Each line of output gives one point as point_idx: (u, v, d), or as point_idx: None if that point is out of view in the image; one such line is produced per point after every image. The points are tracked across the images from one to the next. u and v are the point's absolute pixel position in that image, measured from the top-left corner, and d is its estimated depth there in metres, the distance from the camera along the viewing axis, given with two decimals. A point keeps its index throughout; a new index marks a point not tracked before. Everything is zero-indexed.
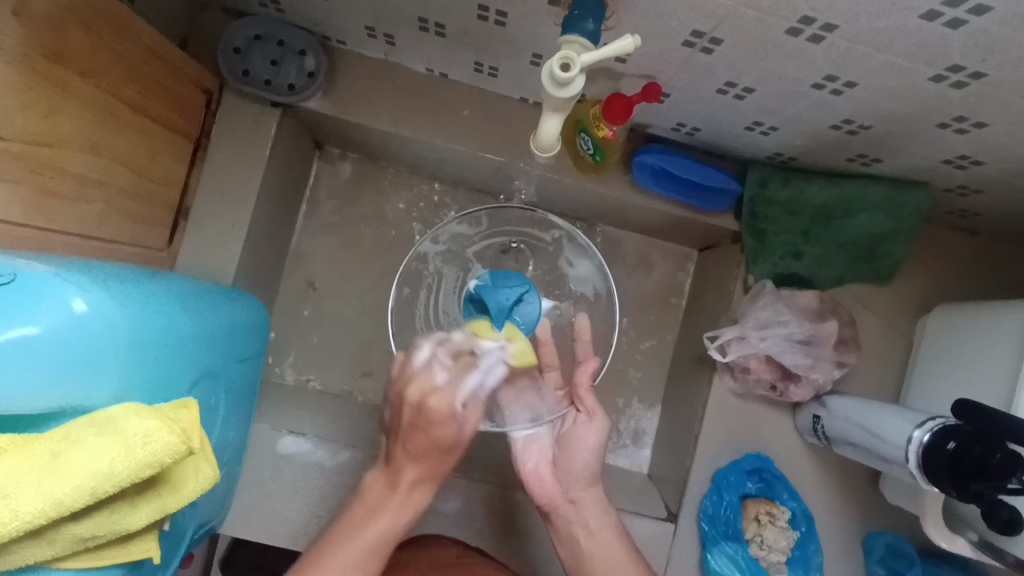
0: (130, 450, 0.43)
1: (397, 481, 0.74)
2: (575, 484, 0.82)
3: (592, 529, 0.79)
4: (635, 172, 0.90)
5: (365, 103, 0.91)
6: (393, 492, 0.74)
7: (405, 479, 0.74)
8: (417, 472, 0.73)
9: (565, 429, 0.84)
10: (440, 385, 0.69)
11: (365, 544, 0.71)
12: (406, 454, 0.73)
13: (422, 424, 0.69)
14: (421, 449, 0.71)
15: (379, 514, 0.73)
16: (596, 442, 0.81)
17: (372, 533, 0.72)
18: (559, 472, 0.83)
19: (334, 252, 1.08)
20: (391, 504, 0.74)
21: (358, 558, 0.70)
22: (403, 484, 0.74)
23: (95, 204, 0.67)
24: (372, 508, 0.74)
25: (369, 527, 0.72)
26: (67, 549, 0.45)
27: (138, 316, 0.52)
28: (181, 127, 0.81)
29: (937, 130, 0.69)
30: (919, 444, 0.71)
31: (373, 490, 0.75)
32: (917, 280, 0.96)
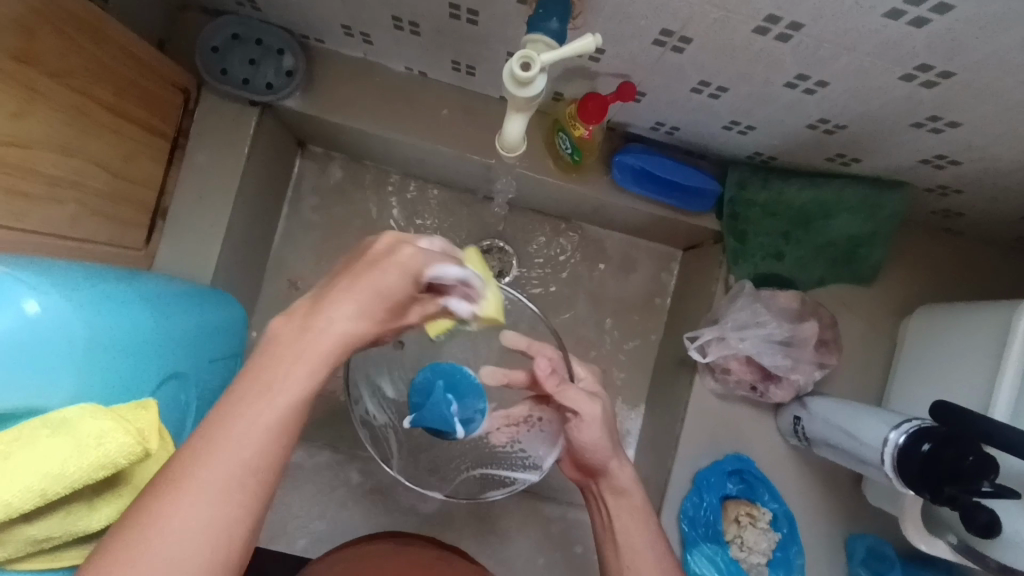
0: (84, 453, 0.43)
1: (326, 315, 0.46)
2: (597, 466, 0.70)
3: (616, 517, 0.69)
4: (615, 172, 0.89)
5: (344, 103, 0.91)
6: (313, 336, 0.46)
7: (344, 314, 0.46)
8: (364, 300, 0.46)
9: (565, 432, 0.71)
10: (425, 245, 0.49)
11: (261, 410, 0.43)
12: (362, 294, 0.46)
13: (367, 271, 0.47)
14: (372, 301, 0.47)
15: (297, 364, 0.45)
16: (598, 436, 0.68)
17: (279, 401, 0.43)
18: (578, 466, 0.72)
19: (317, 252, 1.07)
20: (319, 347, 0.45)
21: (248, 447, 0.42)
22: (323, 338, 0.46)
23: (67, 205, 0.67)
24: (279, 355, 0.45)
25: (285, 384, 0.44)
26: (20, 551, 0.45)
27: (98, 317, 0.52)
28: (158, 127, 0.81)
29: (912, 130, 0.69)
30: (893, 446, 0.70)
31: (283, 333, 0.46)
32: (901, 280, 0.95)
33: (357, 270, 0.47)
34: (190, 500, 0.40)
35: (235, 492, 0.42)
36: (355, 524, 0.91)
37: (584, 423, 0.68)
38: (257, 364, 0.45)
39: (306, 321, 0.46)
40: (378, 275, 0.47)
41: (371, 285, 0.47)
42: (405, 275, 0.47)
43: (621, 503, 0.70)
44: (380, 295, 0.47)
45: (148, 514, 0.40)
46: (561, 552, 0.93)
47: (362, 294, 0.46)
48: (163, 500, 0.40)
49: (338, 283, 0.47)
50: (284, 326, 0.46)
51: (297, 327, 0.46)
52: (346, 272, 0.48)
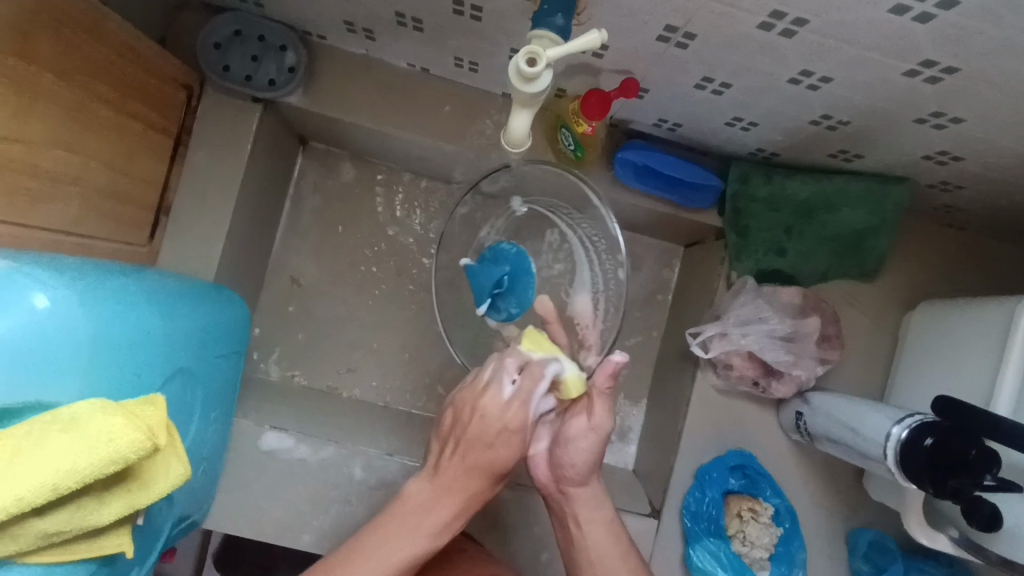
0: (94, 448, 0.43)
1: (424, 517, 0.73)
2: (569, 480, 0.77)
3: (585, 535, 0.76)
4: (617, 168, 0.89)
5: (347, 99, 0.91)
6: (443, 496, 0.73)
7: (443, 514, 0.73)
8: (456, 504, 0.73)
9: (558, 426, 0.77)
10: (507, 388, 0.70)
11: (391, 553, 0.71)
12: (435, 482, 0.74)
13: (467, 443, 0.72)
14: (473, 467, 0.72)
15: (406, 533, 0.72)
16: (590, 447, 0.74)
17: (393, 562, 0.70)
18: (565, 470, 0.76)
19: (319, 248, 1.08)
20: (438, 513, 0.73)
21: (381, 565, 0.70)
22: (439, 514, 0.73)
23: (71, 202, 0.67)
24: (407, 518, 0.73)
25: (399, 548, 0.71)
26: (31, 544, 0.45)
27: (104, 313, 0.52)
28: (161, 123, 0.81)
29: (914, 125, 0.69)
30: (896, 441, 0.71)
31: (419, 495, 0.74)
32: (902, 276, 0.96)
33: (461, 447, 0.72)
34: None
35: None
36: (360, 519, 0.91)
37: (582, 441, 0.74)
38: (393, 518, 0.73)
39: (434, 481, 0.74)
40: (471, 393, 0.72)
41: (471, 437, 0.71)
42: (516, 451, 0.71)
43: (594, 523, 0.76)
44: (446, 484, 0.73)
45: None
46: None
47: (473, 463, 0.72)
48: None
49: (445, 509, 0.73)
50: (417, 489, 0.75)
51: (425, 505, 0.74)
52: (456, 430, 0.73)
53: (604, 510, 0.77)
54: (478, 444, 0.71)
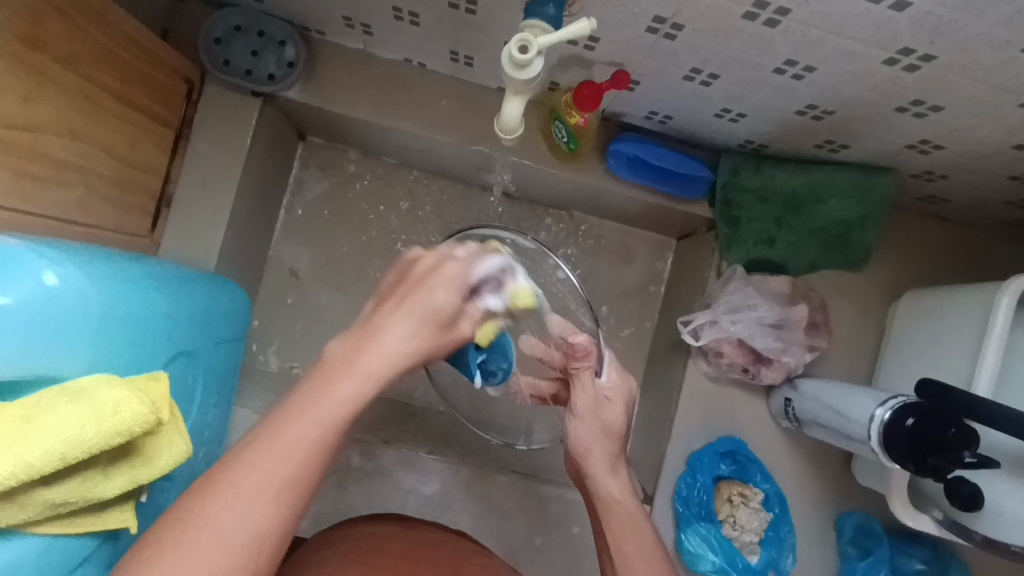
0: (101, 418, 0.44)
1: (362, 352, 0.49)
2: (595, 468, 0.71)
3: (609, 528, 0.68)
4: (610, 160, 0.91)
5: (345, 94, 0.92)
6: (367, 359, 0.48)
7: (396, 335, 0.49)
8: (419, 337, 0.50)
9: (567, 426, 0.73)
10: (459, 254, 0.54)
11: (324, 413, 0.46)
12: (393, 323, 0.50)
13: (417, 289, 0.51)
14: (429, 322, 0.51)
15: (350, 390, 0.47)
16: (591, 436, 0.71)
17: (327, 420, 0.46)
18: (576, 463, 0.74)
19: (318, 241, 1.09)
20: (378, 365, 0.49)
21: (292, 459, 0.44)
22: (365, 380, 0.48)
23: (75, 188, 0.68)
24: (345, 379, 0.47)
25: (338, 399, 0.47)
26: (39, 514, 0.46)
27: (111, 291, 0.53)
28: (162, 115, 0.82)
29: (896, 115, 0.71)
30: (879, 422, 0.73)
31: (337, 356, 0.49)
32: (889, 266, 0.98)
33: (404, 296, 0.51)
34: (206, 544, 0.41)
35: (297, 472, 0.44)
36: (357, 505, 0.93)
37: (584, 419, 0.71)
38: (316, 391, 0.47)
39: (365, 339, 0.49)
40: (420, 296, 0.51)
41: (433, 303, 0.51)
42: (454, 289, 0.52)
43: (613, 511, 0.69)
44: (386, 343, 0.49)
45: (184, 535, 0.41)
46: (558, 532, 0.96)
47: (423, 316, 0.50)
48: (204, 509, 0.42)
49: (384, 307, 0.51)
50: (338, 349, 0.49)
51: (366, 353, 0.49)
52: (395, 286, 0.53)
53: (626, 505, 0.69)
54: (421, 296, 0.51)
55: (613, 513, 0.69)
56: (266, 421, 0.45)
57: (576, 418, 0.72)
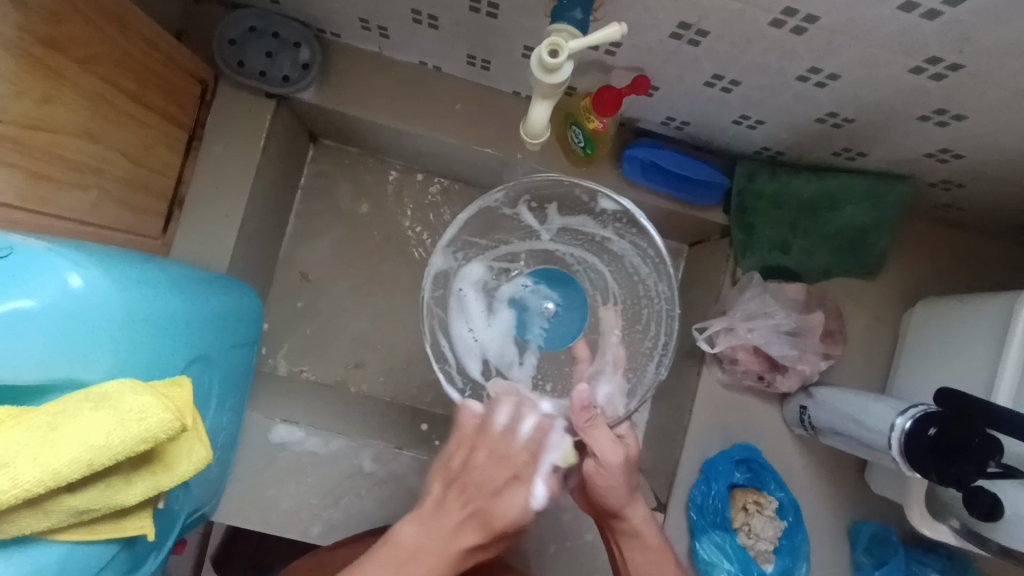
0: (126, 426, 0.43)
1: (399, 539, 0.70)
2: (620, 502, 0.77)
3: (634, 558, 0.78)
4: (625, 166, 0.91)
5: (360, 96, 0.92)
6: (437, 544, 0.69)
7: (463, 544, 0.70)
8: (435, 531, 0.70)
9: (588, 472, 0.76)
10: (501, 424, 0.77)
11: (374, 571, 0.66)
12: (440, 513, 0.72)
13: (477, 487, 0.73)
14: (476, 511, 0.72)
15: (417, 547, 0.69)
16: (620, 462, 0.75)
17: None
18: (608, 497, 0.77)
19: (329, 243, 1.09)
20: (425, 560, 0.68)
21: (376, 572, 0.66)
22: (435, 557, 0.69)
23: (90, 191, 0.68)
24: (386, 560, 0.67)
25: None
26: (63, 521, 0.46)
27: (133, 294, 0.53)
28: (177, 117, 0.82)
29: (918, 123, 0.71)
30: (900, 431, 0.72)
31: (407, 539, 0.70)
32: (903, 273, 0.98)
33: (463, 487, 0.73)
34: None
35: None
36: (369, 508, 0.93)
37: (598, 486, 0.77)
38: (362, 572, 0.66)
39: (431, 528, 0.70)
40: (460, 453, 0.76)
41: (479, 480, 0.73)
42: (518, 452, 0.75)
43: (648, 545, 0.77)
44: (444, 530, 0.70)
45: None
46: (571, 539, 0.95)
47: (476, 510, 0.72)
48: None
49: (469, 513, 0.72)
50: (407, 531, 0.70)
51: (419, 536, 0.70)
52: (455, 466, 0.75)
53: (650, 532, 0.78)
54: (482, 491, 0.73)
55: (644, 546, 0.77)
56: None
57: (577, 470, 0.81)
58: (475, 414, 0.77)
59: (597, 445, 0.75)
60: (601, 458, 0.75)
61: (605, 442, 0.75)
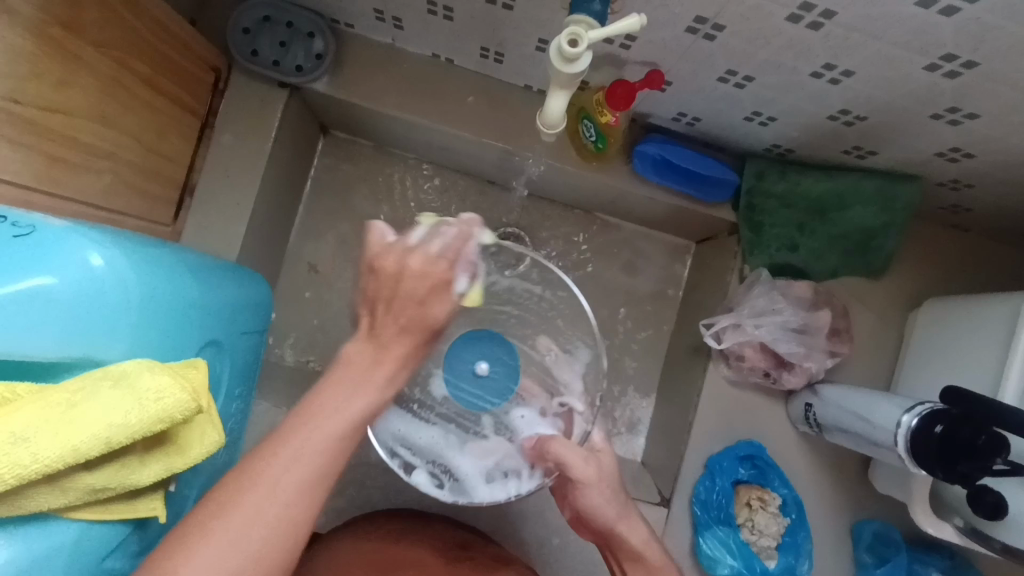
0: (144, 405, 0.44)
1: (351, 365, 0.52)
2: (614, 519, 0.68)
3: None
4: (636, 162, 0.91)
5: (371, 88, 0.92)
6: (381, 366, 0.52)
7: (390, 365, 0.53)
8: (367, 396, 0.50)
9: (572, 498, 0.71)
10: (392, 238, 0.56)
11: (322, 431, 0.47)
12: (376, 347, 0.53)
13: (399, 301, 0.53)
14: (409, 329, 0.54)
15: (358, 386, 0.51)
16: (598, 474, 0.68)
17: (342, 420, 0.48)
18: (591, 520, 0.69)
19: (337, 235, 1.09)
20: (377, 377, 0.52)
21: (320, 451, 0.47)
22: (389, 367, 0.53)
23: (103, 175, 0.68)
24: (336, 395, 0.50)
25: (345, 406, 0.49)
26: (78, 499, 0.46)
27: (150, 277, 0.53)
28: (190, 104, 0.82)
29: (930, 121, 0.71)
30: (906, 428, 0.72)
31: (357, 359, 0.52)
32: (910, 274, 0.98)
33: (392, 306, 0.53)
34: (254, 511, 0.43)
35: (311, 481, 0.46)
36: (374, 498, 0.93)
37: (591, 496, 0.68)
38: (317, 403, 0.49)
39: (379, 349, 0.53)
40: (380, 275, 0.54)
41: (405, 293, 0.53)
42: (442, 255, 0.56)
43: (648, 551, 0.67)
44: (391, 351, 0.53)
45: (209, 532, 0.42)
46: (574, 533, 0.94)
47: (408, 323, 0.53)
48: (228, 512, 0.43)
49: (330, 384, 0.51)
50: (355, 349, 0.53)
51: (365, 359, 0.52)
52: (379, 287, 0.54)
53: (652, 550, 0.67)
54: (409, 300, 0.54)
55: (636, 557, 0.67)
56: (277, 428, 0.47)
57: (579, 485, 0.68)
58: (384, 231, 0.56)
59: (575, 472, 0.68)
60: (575, 475, 0.68)
61: (575, 458, 0.69)
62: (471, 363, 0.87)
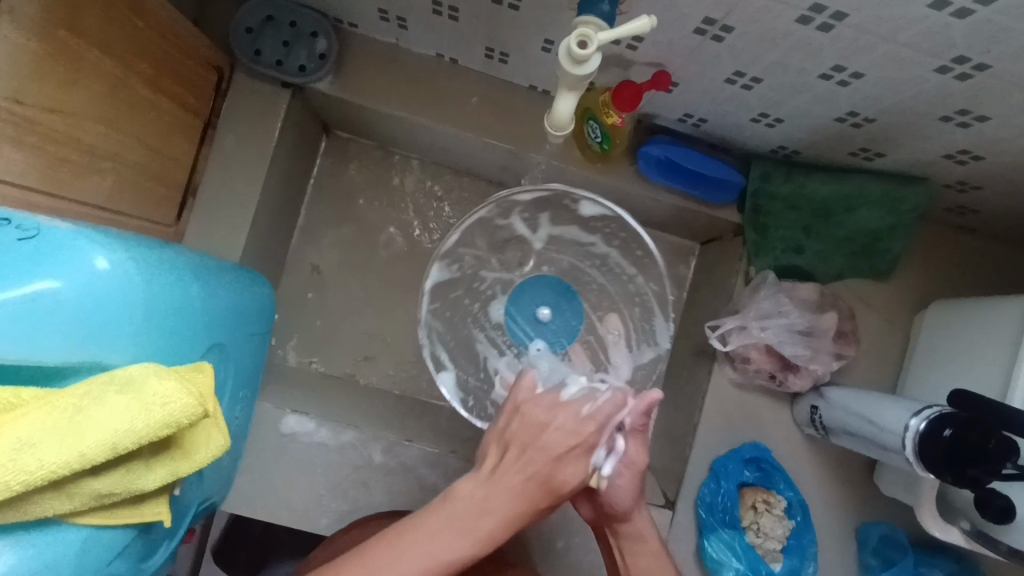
0: (150, 410, 0.43)
1: (460, 493, 0.58)
2: (625, 513, 0.69)
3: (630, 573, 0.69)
4: (641, 163, 0.91)
5: (375, 88, 0.92)
6: (485, 515, 0.56)
7: (517, 481, 0.58)
8: (471, 538, 0.56)
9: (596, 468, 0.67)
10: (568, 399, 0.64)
11: (420, 544, 0.55)
12: (523, 490, 0.58)
13: (522, 442, 0.60)
14: (536, 481, 0.58)
15: (448, 529, 0.56)
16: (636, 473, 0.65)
17: (428, 563, 0.54)
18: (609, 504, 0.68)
19: (340, 236, 1.09)
20: (498, 505, 0.57)
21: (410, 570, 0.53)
22: (495, 520, 0.56)
23: (106, 177, 0.67)
24: (453, 526, 0.56)
25: (435, 549, 0.55)
26: (84, 504, 0.45)
27: (155, 280, 0.52)
28: (193, 105, 0.81)
29: (939, 124, 0.71)
30: (915, 432, 0.72)
31: (465, 493, 0.58)
32: (916, 275, 0.98)
33: (525, 451, 0.59)
34: None
35: None
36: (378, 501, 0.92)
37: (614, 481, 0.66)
38: (424, 524, 0.56)
39: (487, 484, 0.58)
40: (512, 420, 0.62)
41: (543, 445, 0.59)
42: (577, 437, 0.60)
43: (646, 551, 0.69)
44: (503, 495, 0.57)
45: None
46: (579, 535, 0.94)
47: (542, 476, 0.58)
48: None
49: (429, 521, 0.56)
50: (466, 485, 0.59)
51: (480, 492, 0.58)
52: (518, 432, 0.60)
53: (651, 542, 0.69)
54: (544, 455, 0.59)
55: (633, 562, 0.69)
56: (400, 532, 0.56)
57: (617, 470, 0.65)
58: (533, 384, 0.65)
59: (625, 453, 0.64)
60: (626, 459, 0.64)
61: (631, 445, 0.64)
62: (535, 307, 1.01)
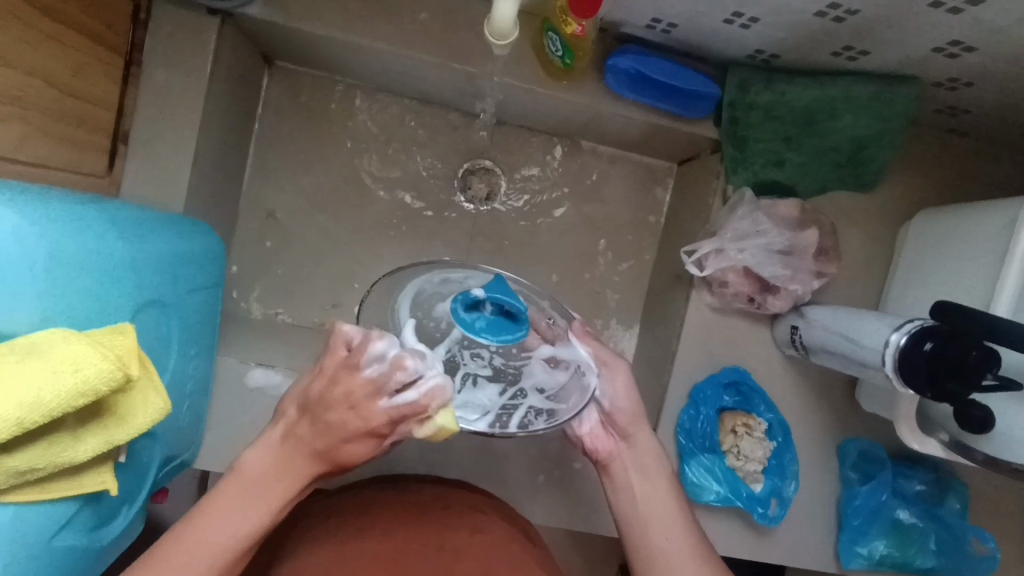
0: (59, 378, 0.40)
1: (269, 463, 0.55)
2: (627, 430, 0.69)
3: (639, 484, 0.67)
4: (609, 78, 0.84)
5: (311, 7, 0.82)
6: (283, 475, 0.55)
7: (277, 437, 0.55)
8: (261, 504, 0.54)
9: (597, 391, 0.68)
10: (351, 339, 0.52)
11: (209, 538, 0.52)
12: (291, 447, 0.54)
13: (323, 422, 0.52)
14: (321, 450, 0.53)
15: (256, 492, 0.54)
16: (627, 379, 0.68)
17: (227, 531, 0.53)
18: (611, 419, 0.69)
19: (295, 178, 1.02)
20: (275, 494, 0.54)
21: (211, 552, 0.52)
22: (276, 486, 0.54)
23: (13, 125, 0.60)
24: (244, 492, 0.54)
25: (235, 515, 0.53)
26: (4, 482, 0.42)
27: (55, 238, 0.48)
28: (106, 38, 0.73)
29: (929, 11, 0.64)
30: (895, 347, 0.69)
31: (256, 465, 0.55)
32: (901, 185, 0.93)
33: (313, 420, 0.52)
34: None
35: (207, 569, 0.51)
36: None
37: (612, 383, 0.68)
38: (214, 503, 0.53)
39: (282, 456, 0.54)
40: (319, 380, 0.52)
41: (326, 422, 0.52)
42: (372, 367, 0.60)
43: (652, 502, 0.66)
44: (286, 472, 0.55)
45: None
46: (560, 469, 0.93)
47: (323, 446, 0.53)
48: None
49: (223, 491, 0.54)
50: (256, 458, 0.55)
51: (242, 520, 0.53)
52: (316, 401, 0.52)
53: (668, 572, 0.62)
54: (330, 432, 0.52)
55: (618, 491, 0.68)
56: (194, 513, 0.53)
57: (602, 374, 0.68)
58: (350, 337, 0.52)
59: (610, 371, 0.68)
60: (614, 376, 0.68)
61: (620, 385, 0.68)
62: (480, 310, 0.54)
